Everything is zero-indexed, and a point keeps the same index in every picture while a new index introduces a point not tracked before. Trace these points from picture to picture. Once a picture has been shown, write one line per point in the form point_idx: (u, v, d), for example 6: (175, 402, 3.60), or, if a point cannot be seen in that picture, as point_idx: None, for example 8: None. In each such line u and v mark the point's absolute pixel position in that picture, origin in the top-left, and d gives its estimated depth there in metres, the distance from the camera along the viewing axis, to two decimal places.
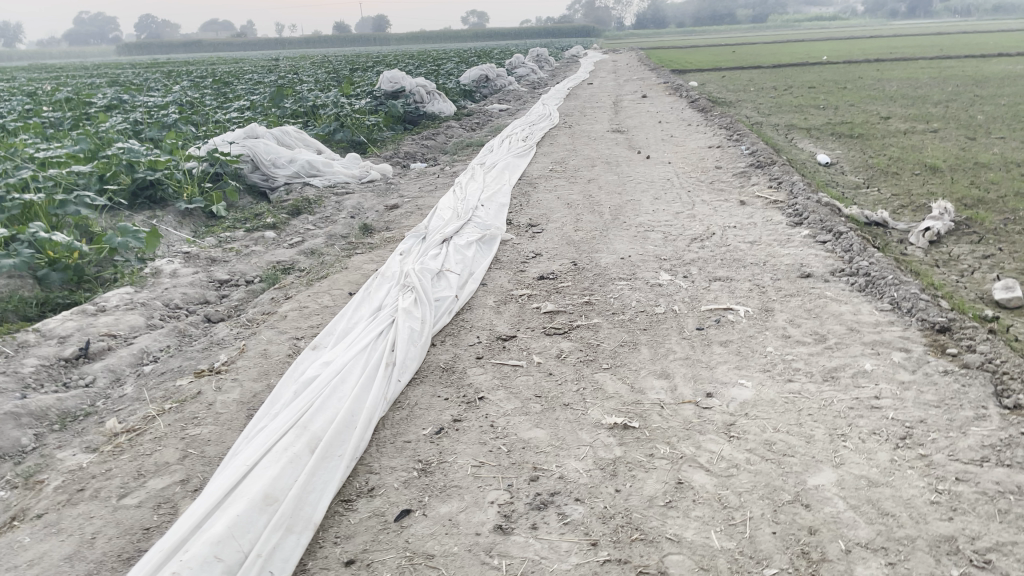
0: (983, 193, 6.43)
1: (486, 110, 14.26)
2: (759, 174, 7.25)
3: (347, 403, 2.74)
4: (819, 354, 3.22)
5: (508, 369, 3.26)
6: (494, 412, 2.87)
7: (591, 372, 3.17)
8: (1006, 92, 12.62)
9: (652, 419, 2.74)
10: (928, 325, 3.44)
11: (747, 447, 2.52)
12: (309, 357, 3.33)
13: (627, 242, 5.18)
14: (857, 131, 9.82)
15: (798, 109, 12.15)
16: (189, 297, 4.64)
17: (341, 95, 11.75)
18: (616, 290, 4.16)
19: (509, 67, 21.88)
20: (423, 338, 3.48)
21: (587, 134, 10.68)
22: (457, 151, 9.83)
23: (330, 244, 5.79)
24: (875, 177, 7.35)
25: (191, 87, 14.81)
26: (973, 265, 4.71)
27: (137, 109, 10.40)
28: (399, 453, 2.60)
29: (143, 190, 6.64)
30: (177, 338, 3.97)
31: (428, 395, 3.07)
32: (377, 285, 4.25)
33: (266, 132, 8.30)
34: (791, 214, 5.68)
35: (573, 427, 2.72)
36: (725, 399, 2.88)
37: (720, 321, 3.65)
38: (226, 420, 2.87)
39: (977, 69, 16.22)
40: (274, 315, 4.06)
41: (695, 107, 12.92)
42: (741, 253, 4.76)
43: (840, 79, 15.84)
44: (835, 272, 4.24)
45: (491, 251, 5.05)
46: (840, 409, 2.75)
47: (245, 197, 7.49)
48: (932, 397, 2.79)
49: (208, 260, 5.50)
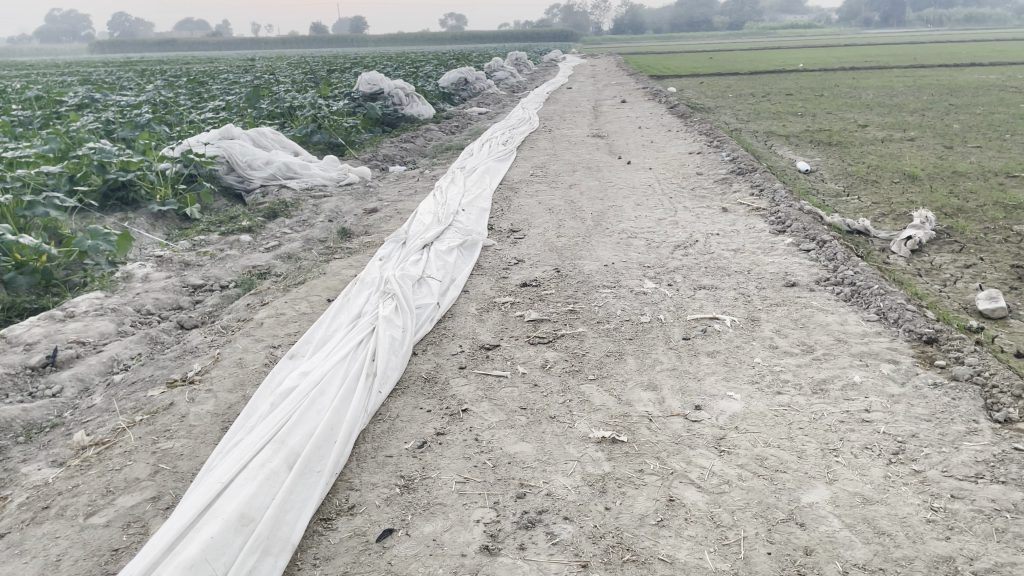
0: (962, 202, 6.46)
1: (465, 113, 14.19)
2: (740, 181, 7.24)
3: (327, 416, 2.65)
4: (808, 366, 3.18)
5: (492, 379, 3.18)
6: (478, 425, 2.79)
7: (577, 383, 3.10)
8: (980, 101, 12.77)
9: (641, 432, 2.68)
10: (915, 336, 3.42)
11: (739, 462, 2.46)
12: (287, 367, 3.23)
13: (610, 249, 5.13)
14: (836, 139, 9.87)
15: (776, 116, 12.20)
16: (161, 302, 4.52)
17: (319, 96, 11.62)
18: (600, 299, 4.10)
19: (488, 70, 21.81)
20: (404, 347, 3.39)
21: (567, 139, 10.65)
22: (437, 154, 9.74)
23: (308, 248, 5.68)
24: (855, 184, 7.37)
25: (165, 86, 14.61)
26: (956, 275, 4.71)
27: (109, 108, 10.21)
28: (381, 469, 2.52)
29: (115, 191, 6.49)
30: (148, 346, 3.85)
31: (410, 406, 2.98)
32: (357, 291, 4.16)
33: (242, 133, 8.16)
34: (773, 222, 5.66)
35: (560, 441, 2.65)
36: (714, 411, 2.83)
37: (707, 331, 3.60)
38: (199, 433, 2.76)
39: (951, 78, 16.42)
40: (250, 322, 3.95)
41: (674, 113, 12.94)
42: (725, 261, 4.72)
43: (817, 87, 15.96)
44: (820, 281, 4.21)
45: (472, 257, 4.97)
46: (830, 422, 2.71)
47: (220, 199, 7.35)
48: (923, 410, 2.75)
49: (182, 264, 5.37)
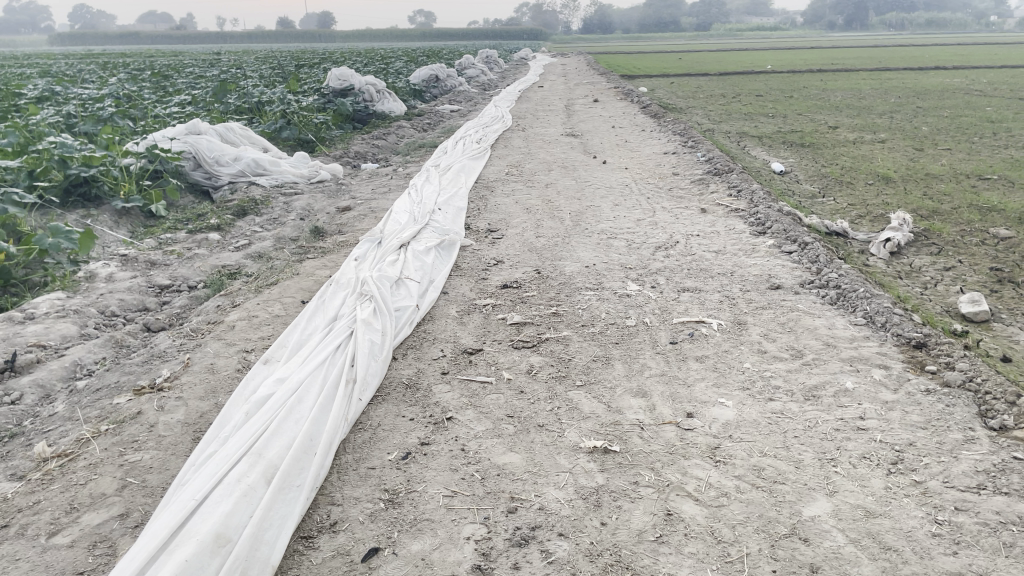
0: (937, 204, 6.48)
1: (437, 110, 14.05)
2: (717, 181, 7.19)
3: (306, 427, 2.52)
4: (798, 371, 3.11)
5: (476, 386, 3.07)
6: (464, 435, 2.68)
7: (565, 390, 3.01)
8: (948, 104, 12.92)
9: (633, 442, 2.59)
10: (904, 340, 3.37)
11: (736, 473, 2.38)
12: (261, 373, 3.09)
13: (590, 249, 5.05)
14: (808, 140, 9.89)
15: (748, 117, 12.22)
16: (126, 304, 4.34)
17: (288, 91, 11.40)
18: (583, 301, 4.01)
19: (459, 67, 21.63)
20: (384, 351, 3.27)
21: (541, 138, 10.55)
22: (410, 151, 9.60)
23: (280, 247, 5.51)
24: (830, 186, 7.37)
25: (129, 79, 14.27)
26: (936, 278, 4.70)
27: (71, 101, 9.91)
28: (363, 482, 2.39)
29: (76, 187, 6.27)
30: (113, 350, 3.69)
31: (391, 414, 2.86)
32: (332, 293, 4.02)
33: (209, 128, 7.95)
34: (753, 223, 5.62)
35: (550, 451, 2.55)
36: (706, 419, 2.75)
37: (694, 335, 3.52)
38: (169, 444, 2.61)
39: (917, 82, 16.63)
40: (220, 325, 3.80)
41: (647, 112, 12.90)
42: (707, 263, 4.66)
43: (787, 89, 16.05)
44: (804, 284, 4.16)
45: (450, 258, 4.86)
46: (825, 430, 2.64)
47: (186, 196, 7.14)
48: (919, 418, 2.70)
49: (148, 263, 5.18)
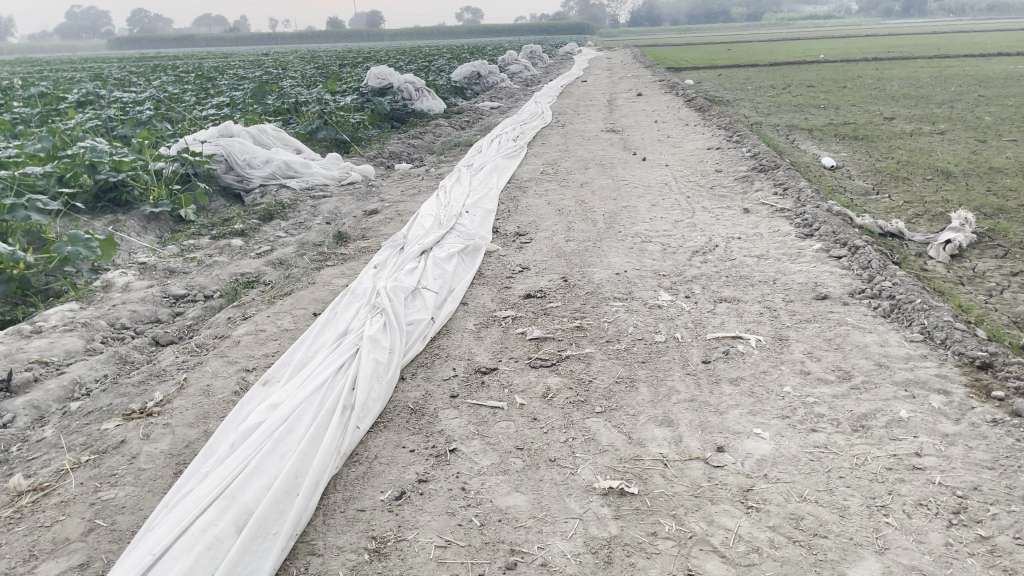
0: (1001, 201, 6.02)
1: (477, 107, 13.83)
2: (762, 178, 6.81)
3: (290, 463, 2.31)
4: (845, 397, 2.79)
5: (485, 413, 2.81)
6: (466, 470, 2.43)
7: (582, 417, 2.73)
8: (1012, 92, 12.25)
9: (654, 482, 2.31)
10: (966, 360, 3.02)
11: (769, 524, 2.09)
12: (257, 397, 2.88)
13: (623, 254, 4.75)
14: (862, 132, 9.39)
15: (798, 109, 11.71)
16: (138, 315, 4.16)
17: (326, 90, 11.30)
18: (610, 313, 3.73)
19: (502, 64, 21.37)
20: (389, 372, 3.03)
21: (581, 134, 10.25)
22: (445, 150, 9.39)
23: (301, 254, 5.33)
24: (885, 182, 6.93)
25: (172, 81, 14.38)
26: (1002, 284, 4.29)
27: (110, 105, 9.92)
28: (350, 528, 2.16)
29: (106, 192, 6.17)
30: (116, 366, 3.53)
31: (391, 445, 2.62)
32: (345, 305, 3.80)
33: (241, 130, 7.83)
34: (800, 224, 5.25)
35: (560, 492, 2.28)
36: (739, 454, 2.45)
37: (729, 353, 3.21)
38: (147, 479, 2.42)
39: (979, 69, 15.86)
40: (226, 340, 3.60)
41: (692, 106, 12.48)
42: (748, 269, 4.32)
43: (839, 78, 15.45)
44: (854, 294, 3.80)
45: (473, 264, 4.62)
46: (875, 470, 2.33)
47: (216, 200, 7.01)
48: (985, 456, 2.37)
49: (167, 271, 5.02)
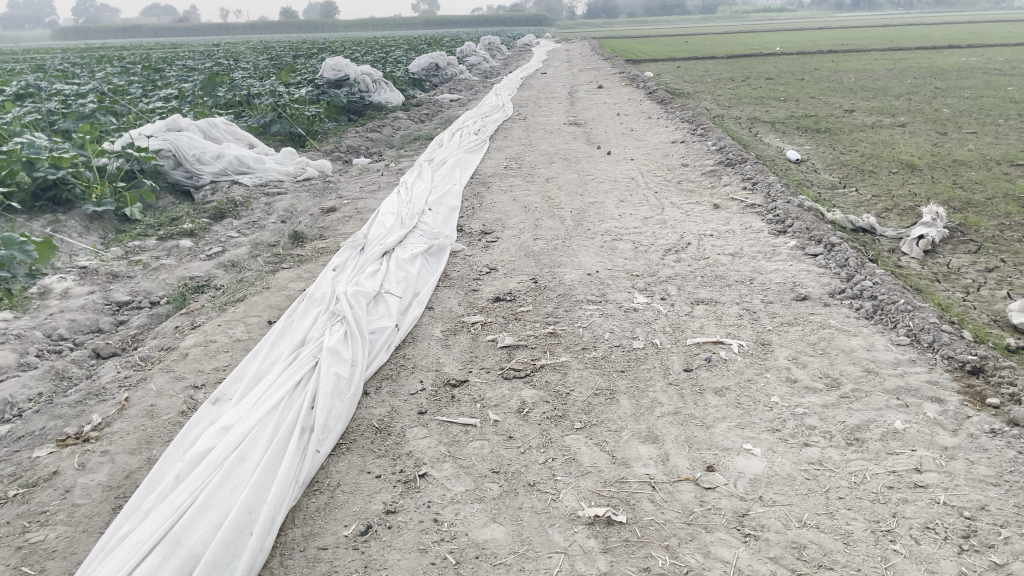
0: (968, 194, 5.98)
1: (436, 99, 13.55)
2: (729, 172, 6.69)
3: (242, 498, 2.10)
4: (836, 407, 2.64)
5: (457, 431, 2.61)
6: (437, 499, 2.23)
7: (561, 434, 2.55)
8: (965, 84, 12.37)
9: (643, 509, 2.13)
10: (956, 364, 2.90)
11: (770, 555, 1.93)
12: (206, 418, 2.64)
13: (593, 253, 4.58)
14: (824, 125, 9.36)
15: (759, 102, 11.67)
16: (77, 325, 3.85)
17: (280, 82, 10.93)
18: (584, 317, 3.55)
19: (460, 55, 21.03)
20: (351, 388, 2.81)
21: (543, 127, 10.08)
22: (404, 144, 9.13)
23: (255, 256, 5.06)
24: (851, 175, 6.87)
25: (118, 73, 13.78)
26: (978, 280, 4.21)
27: (49, 97, 9.40)
28: (311, 571, 1.96)
29: (44, 191, 5.70)
30: (52, 382, 3.24)
31: (354, 471, 2.41)
32: (302, 311, 3.55)
33: (191, 124, 7.46)
34: (772, 220, 5.13)
35: (542, 522, 2.10)
36: (731, 474, 2.29)
37: (711, 360, 3.05)
38: (81, 517, 2.19)
39: (932, 61, 16.04)
40: (173, 352, 3.35)
41: (653, 98, 12.37)
42: (723, 268, 4.18)
43: (798, 70, 15.48)
44: (835, 294, 3.68)
45: (438, 266, 4.40)
46: (876, 490, 2.18)
47: (164, 198, 6.66)
48: (988, 471, 2.24)
49: (110, 275, 4.69)
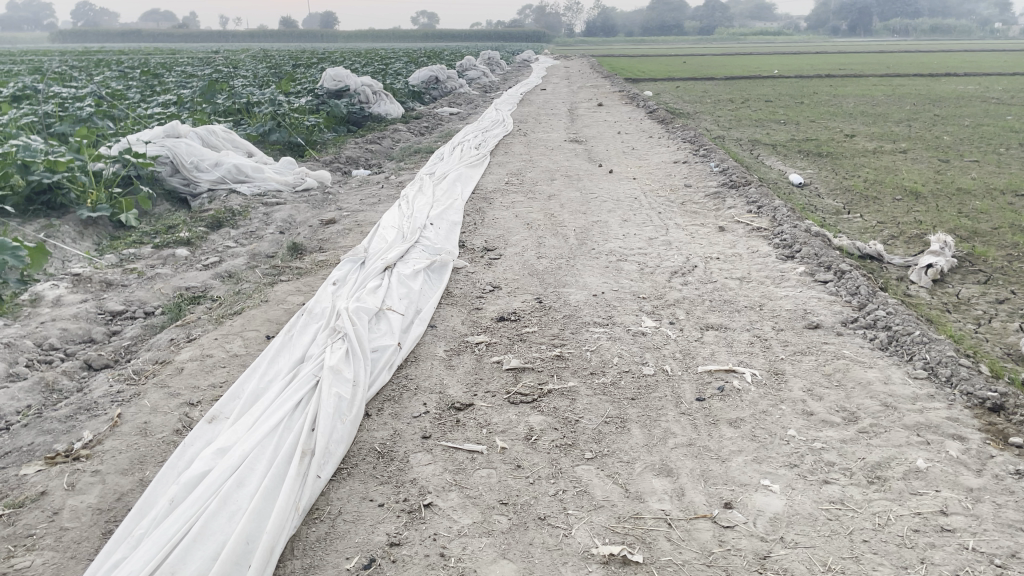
0: (975, 224, 5.92)
1: (436, 113, 13.48)
2: (733, 195, 6.62)
3: (239, 526, 2.00)
4: (854, 443, 2.56)
5: (463, 458, 2.52)
6: (443, 532, 2.13)
7: (571, 464, 2.46)
8: (965, 112, 12.38)
9: (660, 548, 2.04)
10: (976, 401, 2.82)
11: None
12: (202, 438, 2.54)
13: (598, 274, 4.50)
14: (825, 149, 9.33)
15: (759, 124, 11.64)
16: (69, 335, 3.73)
17: (280, 91, 10.85)
18: (591, 340, 3.46)
19: (460, 69, 21.01)
20: (354, 409, 2.71)
21: (543, 144, 10.02)
22: (404, 157, 9.05)
23: (253, 267, 4.95)
24: (855, 201, 6.81)
25: (117, 78, 13.66)
26: (989, 312, 4.14)
27: (46, 100, 9.29)
28: None
29: (39, 195, 5.58)
30: (41, 395, 3.13)
31: (356, 498, 2.31)
32: (301, 327, 3.44)
33: (189, 131, 7.36)
34: (779, 245, 5.06)
35: (555, 560, 2.00)
36: (750, 512, 2.20)
37: (724, 389, 2.96)
38: (69, 542, 2.08)
39: (932, 88, 16.10)
40: (168, 366, 3.24)
41: (654, 118, 12.33)
42: (732, 294, 4.10)
43: (797, 94, 15.52)
44: (847, 323, 3.60)
45: (440, 282, 4.31)
46: (901, 532, 2.09)
47: (160, 205, 6.55)
48: (1016, 515, 2.15)
49: (103, 283, 4.57)
